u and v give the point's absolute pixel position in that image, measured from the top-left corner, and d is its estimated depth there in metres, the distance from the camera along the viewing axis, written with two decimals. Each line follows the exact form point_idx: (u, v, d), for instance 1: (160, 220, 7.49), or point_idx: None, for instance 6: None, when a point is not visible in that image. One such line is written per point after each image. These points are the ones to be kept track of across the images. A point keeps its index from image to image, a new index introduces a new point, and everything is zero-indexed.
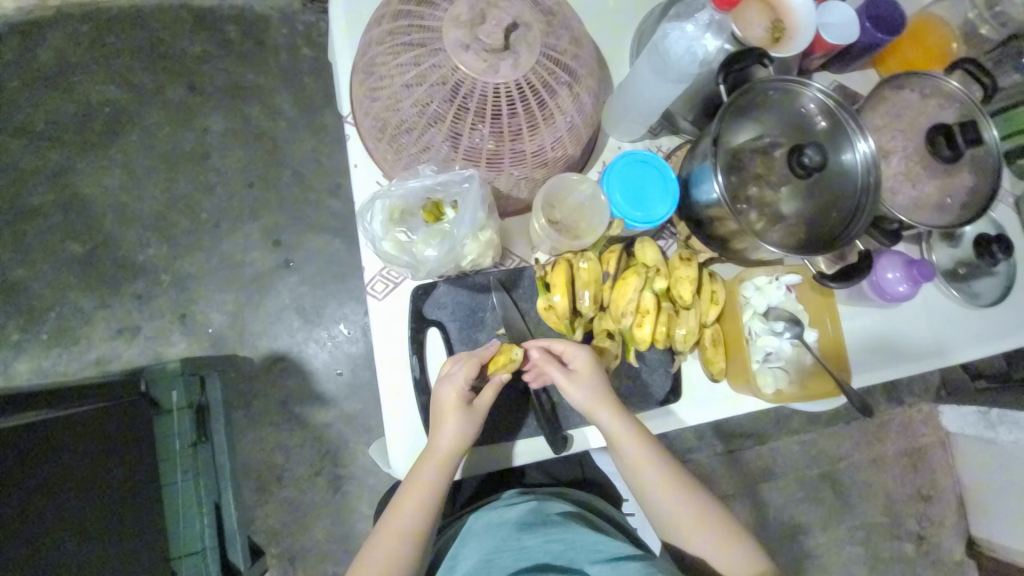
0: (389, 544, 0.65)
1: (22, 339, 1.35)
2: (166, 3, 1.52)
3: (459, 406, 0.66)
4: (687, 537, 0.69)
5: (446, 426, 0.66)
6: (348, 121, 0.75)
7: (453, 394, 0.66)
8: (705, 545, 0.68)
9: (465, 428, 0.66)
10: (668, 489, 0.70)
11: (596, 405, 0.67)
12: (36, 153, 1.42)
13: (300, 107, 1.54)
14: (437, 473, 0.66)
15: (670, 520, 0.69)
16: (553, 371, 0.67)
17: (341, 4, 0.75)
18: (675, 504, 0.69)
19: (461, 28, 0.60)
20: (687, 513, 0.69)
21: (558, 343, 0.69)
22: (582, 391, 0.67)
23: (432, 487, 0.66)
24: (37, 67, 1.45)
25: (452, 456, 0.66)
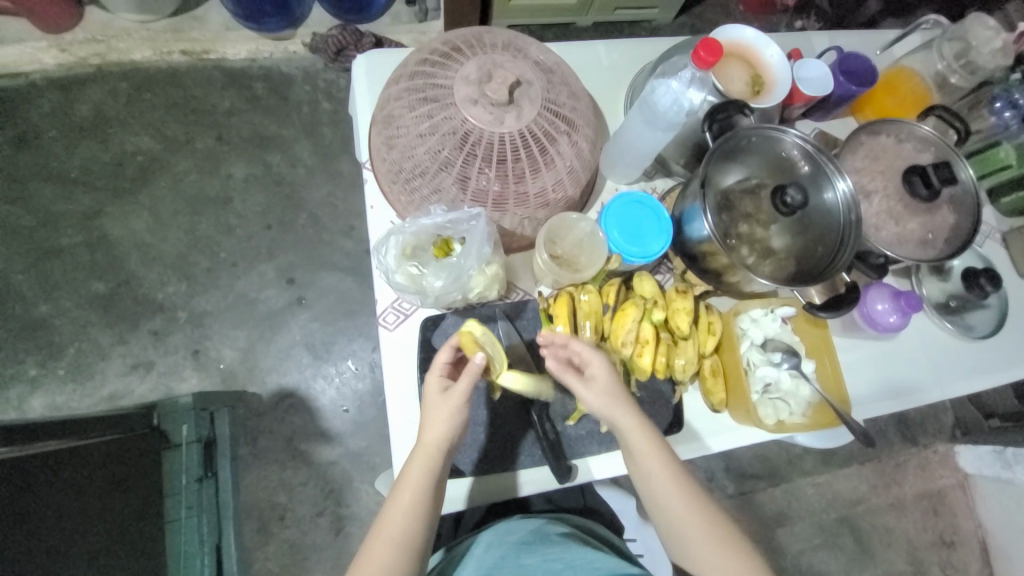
0: (383, 545, 0.64)
1: (38, 374, 1.39)
2: (201, 64, 1.67)
3: (436, 390, 0.67)
4: (698, 557, 0.67)
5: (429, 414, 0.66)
6: (365, 166, 0.81)
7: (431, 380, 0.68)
8: (717, 565, 0.66)
9: (446, 413, 0.65)
10: (685, 506, 0.67)
11: (616, 413, 0.66)
12: (70, 198, 1.52)
13: (318, 155, 1.65)
14: (426, 463, 0.66)
15: (683, 539, 0.68)
16: (571, 378, 0.66)
17: (363, 64, 0.83)
18: (690, 523, 0.67)
19: (470, 85, 0.67)
20: (701, 531, 0.67)
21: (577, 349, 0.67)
22: (605, 398, 0.66)
23: (422, 480, 0.66)
24: (78, 120, 1.58)
25: (438, 445, 0.66)
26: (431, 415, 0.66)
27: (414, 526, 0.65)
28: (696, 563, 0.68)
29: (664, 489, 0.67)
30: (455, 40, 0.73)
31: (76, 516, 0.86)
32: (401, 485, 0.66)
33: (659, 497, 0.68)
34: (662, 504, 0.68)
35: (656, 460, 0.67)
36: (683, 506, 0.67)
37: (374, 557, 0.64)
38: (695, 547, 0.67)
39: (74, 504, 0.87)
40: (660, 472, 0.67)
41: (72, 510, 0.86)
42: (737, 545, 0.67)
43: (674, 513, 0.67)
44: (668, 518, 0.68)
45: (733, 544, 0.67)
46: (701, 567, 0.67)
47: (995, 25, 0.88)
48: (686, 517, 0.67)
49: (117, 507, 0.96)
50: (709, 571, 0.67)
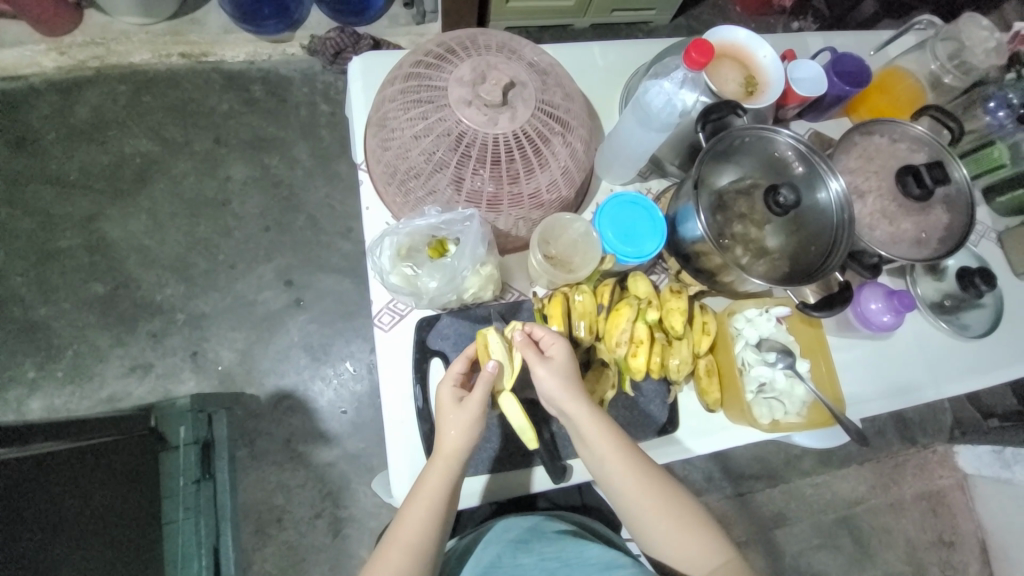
0: (399, 552, 0.64)
1: (37, 376, 1.39)
2: (199, 67, 1.68)
3: (451, 402, 0.66)
4: (659, 538, 0.68)
5: (448, 424, 0.65)
6: (360, 168, 0.81)
7: (447, 391, 0.67)
8: (677, 544, 0.68)
9: (463, 424, 0.65)
10: (645, 492, 0.68)
11: (565, 400, 0.66)
12: (70, 201, 1.52)
13: (316, 157, 1.65)
14: (443, 473, 0.65)
15: (644, 522, 0.68)
16: (529, 356, 0.66)
17: (359, 66, 0.83)
18: (650, 507, 0.68)
19: (464, 87, 0.68)
20: (661, 514, 0.68)
21: (539, 330, 0.68)
22: (557, 386, 0.66)
23: (439, 489, 0.66)
24: (77, 123, 1.58)
25: (456, 454, 0.66)
26: (448, 426, 0.65)
27: (427, 534, 0.65)
28: (656, 544, 0.69)
29: (623, 476, 0.67)
30: (450, 42, 0.73)
31: (71, 517, 0.86)
32: (418, 493, 0.66)
33: (620, 485, 0.68)
34: (622, 492, 0.68)
35: (613, 448, 0.67)
36: (644, 491, 0.68)
37: (388, 563, 0.64)
38: (657, 529, 0.68)
39: (71, 508, 0.87)
40: (617, 460, 0.67)
41: (68, 510, 0.86)
42: (698, 522, 0.69)
43: (635, 505, 0.68)
44: (629, 504, 0.68)
45: (694, 523, 0.69)
46: (662, 547, 0.68)
47: (988, 25, 0.88)
48: (647, 501, 0.68)
49: (113, 508, 0.96)
50: (671, 550, 0.68)
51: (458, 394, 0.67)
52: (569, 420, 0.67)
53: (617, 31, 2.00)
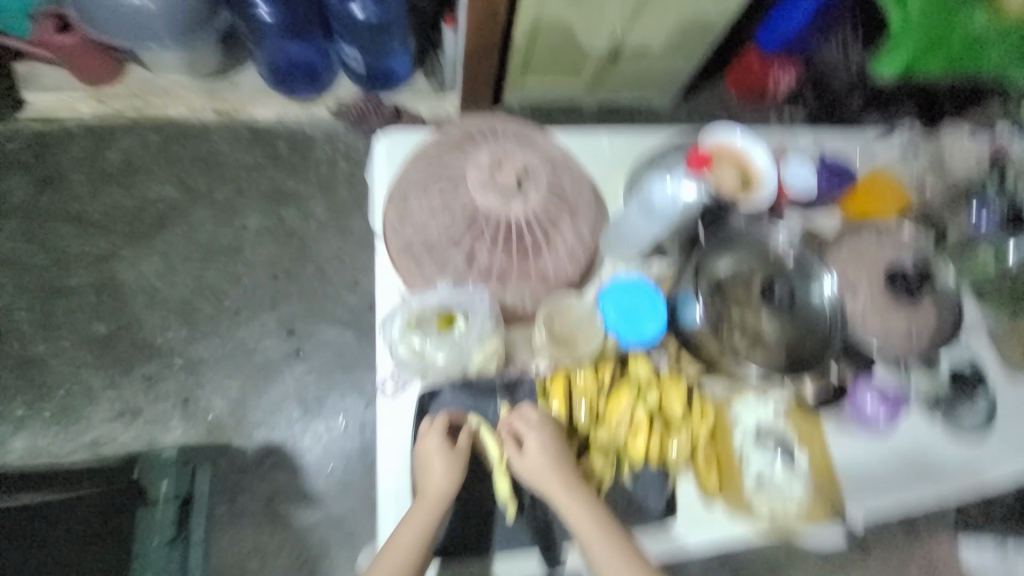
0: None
1: (25, 415, 1.37)
2: (230, 123, 1.79)
3: (439, 450, 0.70)
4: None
5: (433, 467, 0.69)
6: (375, 237, 0.84)
7: (433, 442, 0.70)
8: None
9: (450, 471, 0.69)
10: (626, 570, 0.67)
11: (558, 483, 0.68)
12: (87, 240, 1.57)
13: (330, 211, 1.72)
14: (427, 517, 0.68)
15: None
16: (528, 436, 0.70)
17: (383, 143, 0.89)
18: None
19: (482, 172, 0.73)
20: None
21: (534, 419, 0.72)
22: (541, 470, 0.69)
23: (418, 534, 0.67)
24: (107, 168, 1.66)
25: (439, 499, 0.68)
26: (437, 466, 0.69)
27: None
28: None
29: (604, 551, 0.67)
30: (468, 130, 0.79)
31: None
32: (397, 537, 0.67)
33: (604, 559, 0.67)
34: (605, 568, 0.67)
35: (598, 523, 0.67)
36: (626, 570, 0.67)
37: None
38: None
39: None
40: (604, 556, 0.66)
41: None
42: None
43: None
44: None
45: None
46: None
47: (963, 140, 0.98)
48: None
49: None
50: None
51: (447, 444, 0.71)
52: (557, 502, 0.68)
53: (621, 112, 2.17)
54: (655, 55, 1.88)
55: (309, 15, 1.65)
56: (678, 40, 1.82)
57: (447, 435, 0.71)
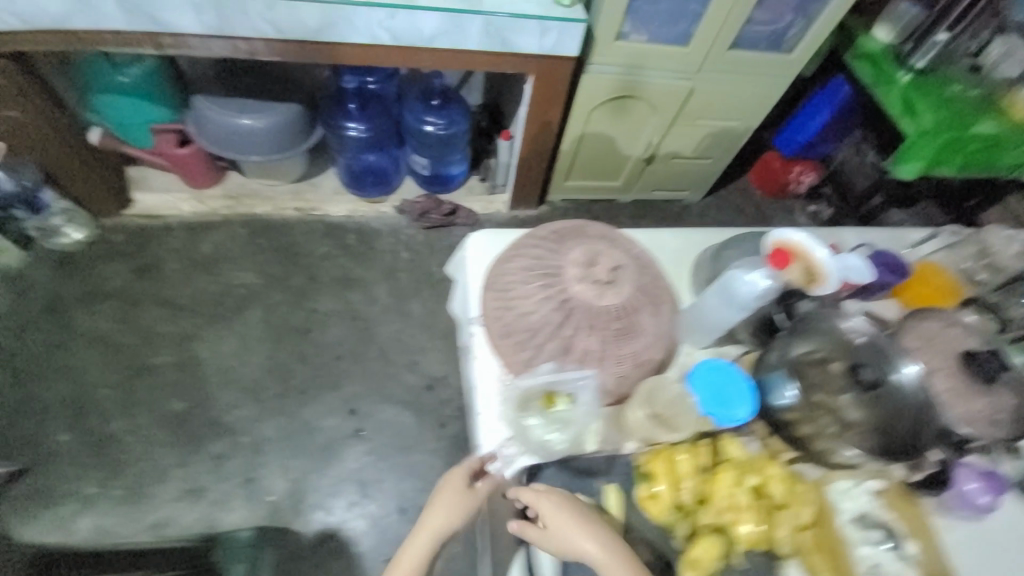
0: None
1: (95, 493, 1.40)
2: (308, 218, 2.01)
3: (462, 489, 0.77)
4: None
5: (445, 502, 0.77)
6: (473, 322, 0.92)
7: (458, 478, 0.78)
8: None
9: (460, 511, 0.77)
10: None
11: (573, 549, 0.70)
12: (173, 321, 1.69)
13: (393, 296, 1.86)
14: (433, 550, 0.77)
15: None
16: (546, 505, 0.72)
17: (478, 240, 1.02)
18: None
19: (578, 268, 0.83)
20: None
21: (546, 490, 0.74)
22: (560, 539, 0.71)
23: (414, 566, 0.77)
24: (198, 258, 1.85)
25: (441, 535, 0.77)
26: (446, 509, 0.77)
27: None
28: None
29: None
30: (559, 230, 0.90)
31: None
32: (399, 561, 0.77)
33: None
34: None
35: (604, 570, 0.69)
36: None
37: None
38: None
39: None
40: None
41: None
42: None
43: None
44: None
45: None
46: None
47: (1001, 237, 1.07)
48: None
49: None
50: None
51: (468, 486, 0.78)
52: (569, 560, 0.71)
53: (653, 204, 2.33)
54: (687, 157, 2.09)
55: (387, 132, 1.95)
56: (707, 143, 2.03)
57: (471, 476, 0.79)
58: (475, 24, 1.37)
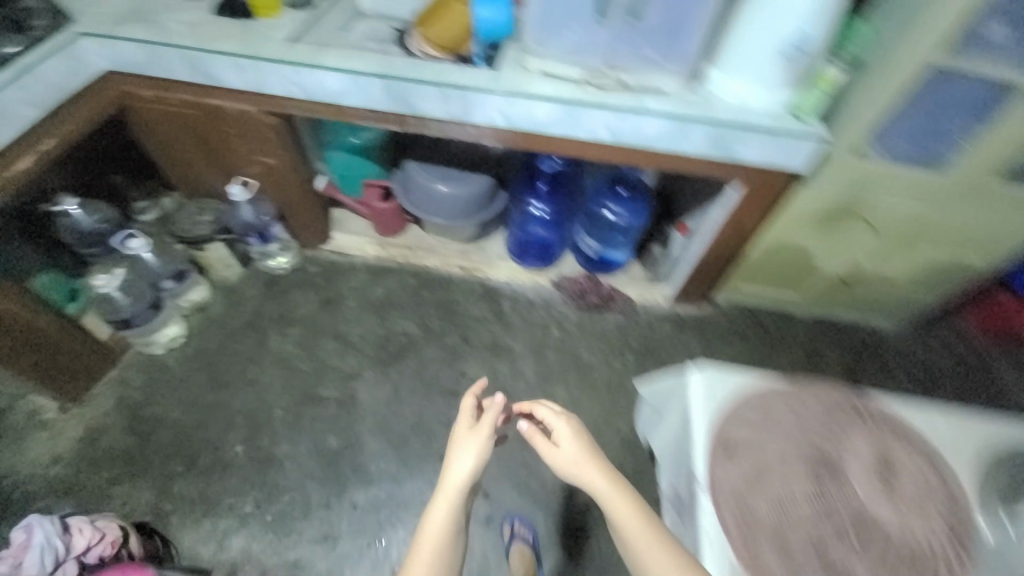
0: (422, 550, 0.92)
1: (250, 512, 1.50)
2: (470, 278, 2.09)
3: (467, 425, 1.06)
4: (641, 550, 0.83)
5: (461, 446, 1.00)
6: (700, 493, 0.89)
7: (465, 416, 1.07)
8: (655, 555, 0.82)
9: (467, 445, 1.01)
10: (624, 503, 0.87)
11: (581, 468, 0.91)
12: (342, 357, 1.82)
13: (539, 376, 1.83)
14: (452, 503, 0.95)
15: (626, 532, 0.85)
16: (538, 438, 0.96)
17: (702, 381, 0.97)
18: (649, 546, 0.83)
19: (854, 470, 0.91)
20: (640, 524, 0.85)
21: (540, 409, 1.00)
22: (571, 461, 0.92)
23: (446, 512, 0.95)
24: (371, 299, 2.01)
25: (455, 484, 0.97)
26: (459, 451, 1.00)
27: (444, 528, 0.94)
28: (648, 564, 0.82)
29: (592, 491, 0.90)
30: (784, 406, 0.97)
31: None
32: (432, 512, 0.95)
33: (603, 498, 0.88)
34: (610, 507, 0.87)
35: (588, 468, 0.91)
36: (623, 506, 0.87)
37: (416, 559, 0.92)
38: (639, 541, 0.83)
39: None
40: (631, 514, 0.86)
41: None
42: (665, 539, 0.84)
43: (642, 547, 0.83)
44: (609, 515, 0.87)
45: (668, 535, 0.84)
46: (643, 554, 0.83)
47: None
48: (623, 511, 0.86)
49: None
50: (655, 548, 0.83)
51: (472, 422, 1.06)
52: (578, 471, 0.91)
53: (862, 382, 1.93)
54: (896, 284, 1.79)
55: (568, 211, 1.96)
56: (927, 275, 1.72)
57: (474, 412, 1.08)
58: (701, 132, 1.33)
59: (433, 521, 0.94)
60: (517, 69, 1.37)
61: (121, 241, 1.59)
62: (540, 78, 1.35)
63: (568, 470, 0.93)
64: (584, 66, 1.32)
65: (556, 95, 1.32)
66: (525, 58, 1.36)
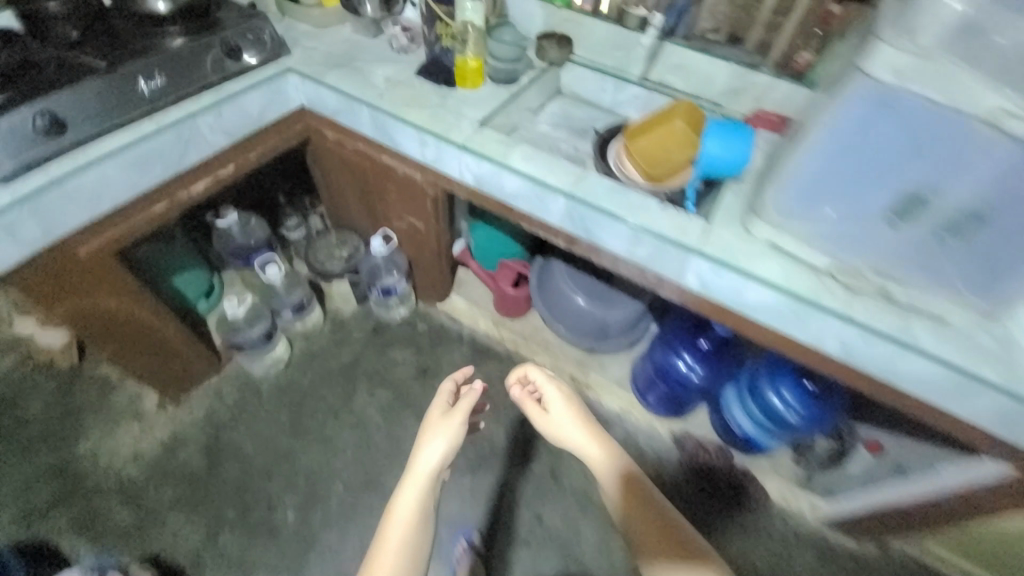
0: (407, 493, 1.08)
1: None
2: (581, 394, 1.79)
3: (444, 398, 1.24)
4: (630, 517, 0.97)
5: (437, 429, 1.15)
6: None
7: (447, 389, 1.26)
8: (641, 513, 0.96)
9: (449, 426, 1.15)
10: (618, 481, 1.02)
11: (567, 427, 1.11)
12: None
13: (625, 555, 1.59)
14: (427, 474, 1.10)
15: (620, 503, 1.00)
16: (528, 402, 1.18)
17: None
18: (631, 509, 0.98)
19: None
20: (629, 499, 0.99)
21: (519, 370, 1.22)
22: (552, 422, 1.14)
23: (417, 496, 1.08)
24: (467, 383, 1.83)
25: (431, 470, 1.11)
26: (438, 430, 1.15)
27: (420, 505, 1.07)
28: (631, 521, 0.97)
29: (555, 438, 1.14)
30: None
31: None
32: (400, 495, 1.08)
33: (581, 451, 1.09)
34: (605, 477, 1.04)
35: (591, 443, 1.08)
36: (619, 480, 1.02)
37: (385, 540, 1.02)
38: (632, 514, 0.97)
39: None
40: (596, 449, 1.08)
41: None
42: (647, 498, 0.98)
43: (626, 513, 0.98)
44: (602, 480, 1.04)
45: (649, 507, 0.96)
46: (632, 519, 0.97)
47: None
48: (618, 487, 1.01)
49: None
50: (643, 537, 0.95)
51: (450, 400, 1.24)
52: (558, 429, 1.13)
53: None
54: None
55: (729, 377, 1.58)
56: None
57: (451, 391, 1.26)
58: (976, 387, 0.91)
59: (422, 483, 1.09)
60: (736, 230, 1.07)
61: (260, 263, 1.61)
62: (769, 254, 1.03)
63: (564, 427, 1.12)
64: (837, 258, 0.99)
65: (785, 285, 0.99)
66: (754, 221, 1.06)
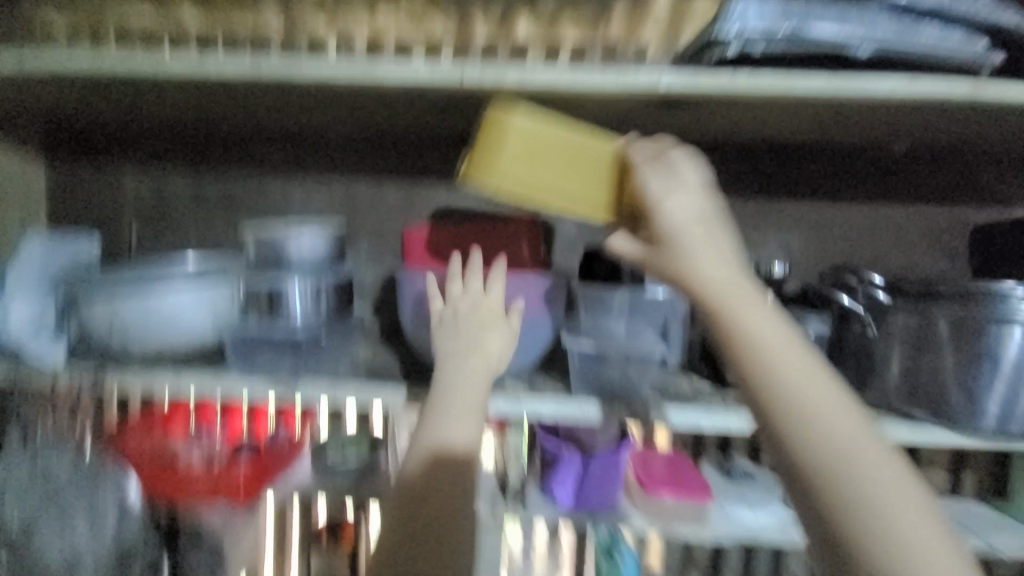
0: (444, 448, 0.57)
1: None
2: None
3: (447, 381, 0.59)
4: (813, 438, 0.39)
5: (465, 383, 0.58)
6: None
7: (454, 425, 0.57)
8: (882, 503, 0.37)
9: (468, 394, 0.58)
10: (824, 390, 0.40)
11: (700, 275, 0.43)
12: None
13: None
14: (473, 417, 0.57)
15: (837, 475, 0.38)
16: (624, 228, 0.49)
17: None
18: (823, 451, 0.39)
19: None
20: (866, 441, 0.39)
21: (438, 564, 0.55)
22: (677, 218, 0.44)
23: (450, 476, 0.57)
24: None
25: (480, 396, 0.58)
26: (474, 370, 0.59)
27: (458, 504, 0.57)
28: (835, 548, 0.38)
29: (715, 301, 0.42)
30: None
31: None
32: (427, 466, 0.57)
33: (746, 334, 0.41)
34: (750, 328, 0.41)
35: (809, 374, 0.41)
36: (803, 367, 0.40)
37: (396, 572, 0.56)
38: (883, 505, 0.37)
39: None
40: (796, 381, 0.40)
41: None
42: (914, 490, 0.38)
43: (807, 436, 0.39)
44: (793, 400, 0.40)
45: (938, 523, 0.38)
46: (883, 505, 0.37)
47: None
48: (831, 411, 0.40)
49: None
50: (928, 563, 0.36)
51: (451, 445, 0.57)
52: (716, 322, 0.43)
53: None
54: None
55: None
56: None
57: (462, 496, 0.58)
58: None
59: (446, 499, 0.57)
60: None
61: None
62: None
63: (588, 411, 0.62)
64: None
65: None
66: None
